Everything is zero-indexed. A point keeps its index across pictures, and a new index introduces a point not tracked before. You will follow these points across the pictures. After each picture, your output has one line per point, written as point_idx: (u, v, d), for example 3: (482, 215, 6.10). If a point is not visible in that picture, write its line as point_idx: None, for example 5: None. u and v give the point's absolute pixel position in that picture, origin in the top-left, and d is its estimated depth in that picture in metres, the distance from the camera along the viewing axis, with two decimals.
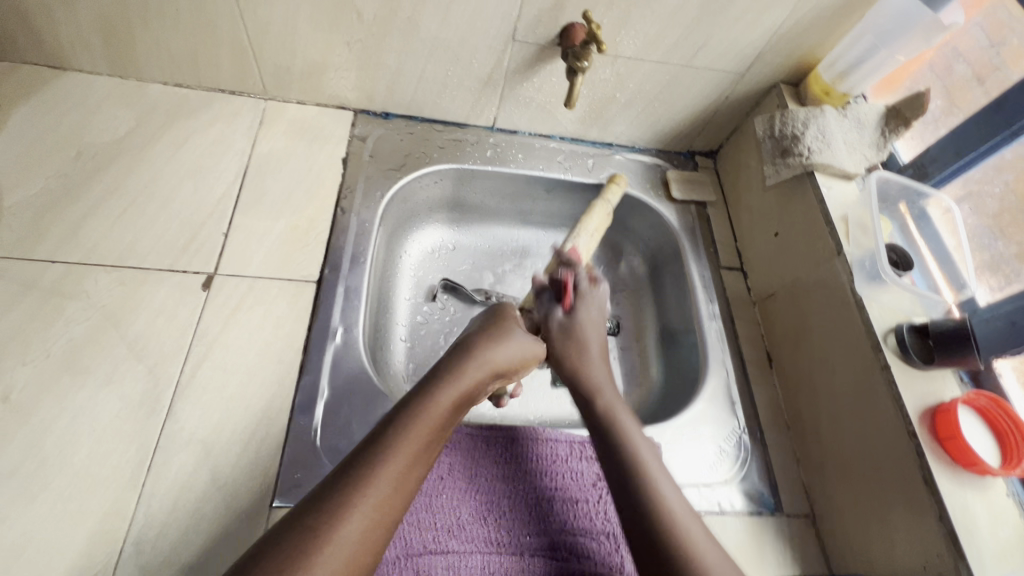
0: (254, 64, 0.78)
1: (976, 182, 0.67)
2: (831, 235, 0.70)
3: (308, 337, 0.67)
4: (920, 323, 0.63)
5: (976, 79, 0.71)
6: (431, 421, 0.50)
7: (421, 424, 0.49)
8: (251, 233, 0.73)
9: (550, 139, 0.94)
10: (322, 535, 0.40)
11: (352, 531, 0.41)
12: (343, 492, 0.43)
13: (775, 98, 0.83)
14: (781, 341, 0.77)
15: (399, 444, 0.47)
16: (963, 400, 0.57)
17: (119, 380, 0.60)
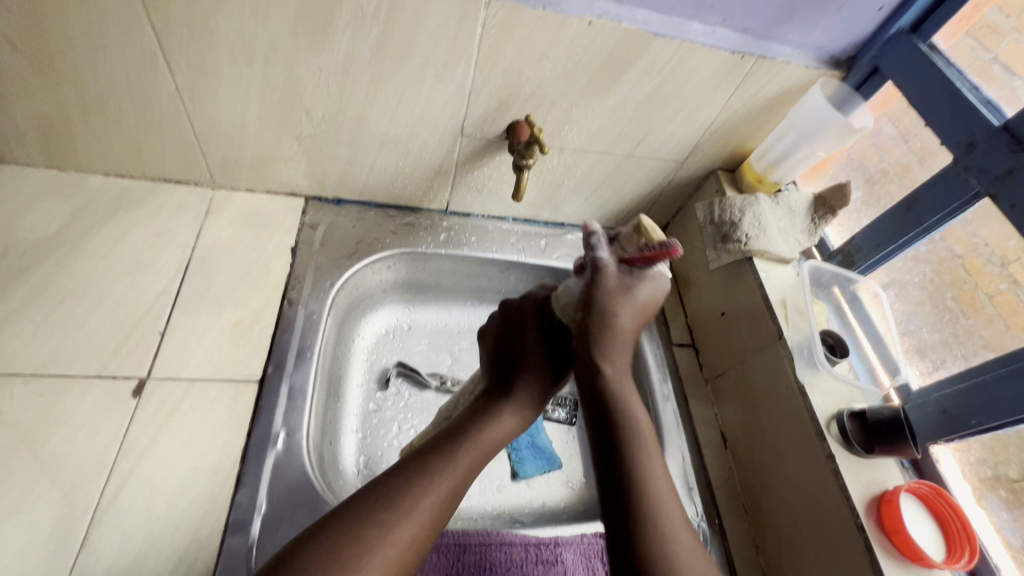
0: (201, 157, 0.78)
1: (899, 270, 0.71)
2: (772, 318, 0.73)
3: (247, 446, 0.63)
4: (858, 409, 0.65)
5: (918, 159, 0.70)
6: (471, 456, 0.59)
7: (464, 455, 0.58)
8: (191, 331, 0.70)
9: (502, 220, 0.95)
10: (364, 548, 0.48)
11: (399, 536, 0.51)
12: (412, 480, 0.54)
13: (714, 184, 0.88)
14: (733, 422, 0.78)
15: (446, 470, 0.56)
16: (906, 488, 0.59)
17: (31, 508, 0.55)
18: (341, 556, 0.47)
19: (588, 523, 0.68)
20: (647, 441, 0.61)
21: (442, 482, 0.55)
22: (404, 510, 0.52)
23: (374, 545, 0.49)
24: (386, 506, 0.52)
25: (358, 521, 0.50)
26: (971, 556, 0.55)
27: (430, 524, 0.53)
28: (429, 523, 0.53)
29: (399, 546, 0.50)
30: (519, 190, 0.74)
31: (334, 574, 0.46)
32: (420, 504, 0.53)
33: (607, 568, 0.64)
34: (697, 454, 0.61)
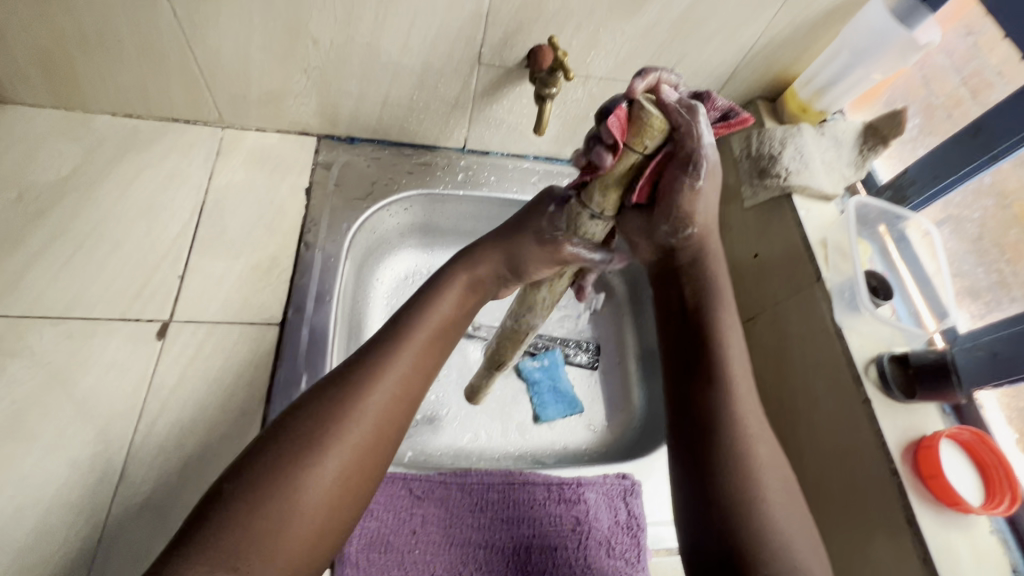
0: (207, 93, 0.74)
1: (956, 206, 0.66)
2: (810, 259, 0.69)
3: (271, 387, 0.63)
4: (899, 352, 0.62)
5: (972, 96, 0.67)
6: (435, 325, 0.51)
7: (410, 347, 0.49)
8: (209, 274, 0.69)
9: (523, 159, 0.90)
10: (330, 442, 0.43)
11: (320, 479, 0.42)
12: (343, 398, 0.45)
13: (753, 115, 0.81)
14: (763, 367, 0.75)
15: (403, 349, 0.48)
16: (947, 433, 0.56)
17: (68, 443, 0.56)
18: (291, 454, 0.42)
19: (610, 465, 0.68)
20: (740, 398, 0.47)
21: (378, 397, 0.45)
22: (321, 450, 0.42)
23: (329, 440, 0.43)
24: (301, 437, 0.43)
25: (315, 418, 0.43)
26: (1012, 502, 0.54)
27: (377, 441, 0.45)
28: (394, 406, 0.46)
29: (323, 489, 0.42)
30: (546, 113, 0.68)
31: (298, 466, 0.41)
32: (378, 387, 0.46)
33: (630, 509, 0.63)
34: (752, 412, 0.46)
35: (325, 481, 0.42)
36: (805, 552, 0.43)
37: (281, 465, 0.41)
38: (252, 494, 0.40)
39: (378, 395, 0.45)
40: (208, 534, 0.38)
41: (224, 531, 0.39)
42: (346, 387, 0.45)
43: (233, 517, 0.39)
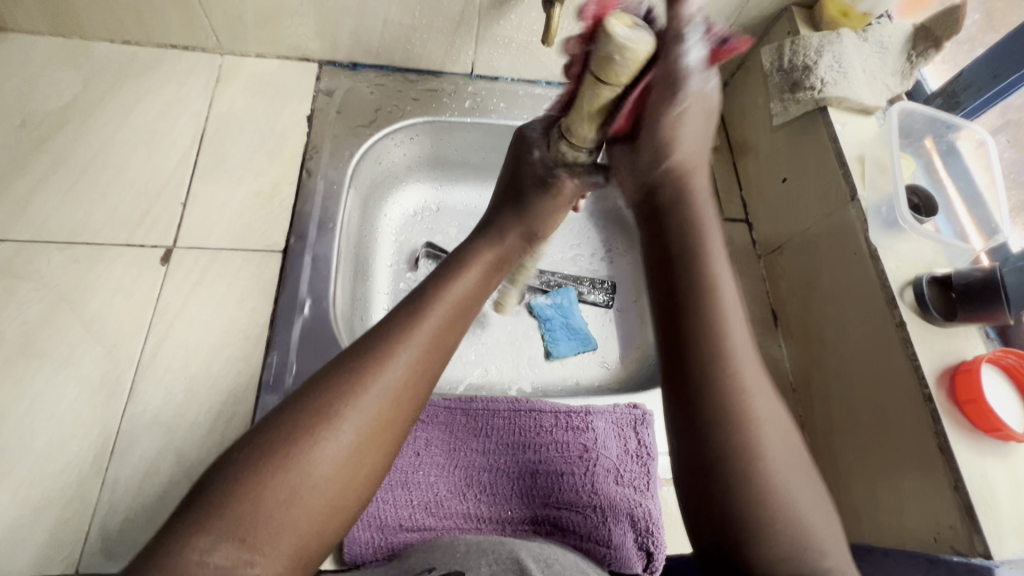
0: (202, 15, 0.71)
1: (1018, 109, 0.59)
2: (845, 177, 0.63)
3: (275, 311, 0.63)
4: (942, 273, 0.56)
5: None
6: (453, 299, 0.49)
7: (431, 320, 0.47)
8: (211, 202, 0.68)
9: (534, 84, 0.85)
10: (338, 415, 0.40)
11: (329, 448, 0.39)
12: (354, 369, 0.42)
13: (786, 24, 0.73)
14: (789, 298, 0.71)
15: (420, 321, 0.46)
16: (988, 357, 0.51)
17: (79, 362, 0.57)
18: (304, 424, 0.39)
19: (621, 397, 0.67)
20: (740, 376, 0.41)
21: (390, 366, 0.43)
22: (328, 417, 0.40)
23: (343, 410, 0.40)
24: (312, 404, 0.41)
25: (331, 387, 0.41)
26: None
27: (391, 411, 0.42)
28: (414, 381, 0.44)
29: (334, 458, 0.39)
30: (589, 120, 0.49)
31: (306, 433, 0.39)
32: (390, 365, 0.43)
33: (640, 438, 0.62)
34: (748, 368, 0.41)
35: (337, 448, 0.39)
36: (805, 502, 0.39)
37: (294, 433, 0.39)
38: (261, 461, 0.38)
39: (397, 370, 0.43)
40: (217, 498, 0.36)
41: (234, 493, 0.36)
42: (366, 357, 0.43)
43: (245, 479, 0.37)
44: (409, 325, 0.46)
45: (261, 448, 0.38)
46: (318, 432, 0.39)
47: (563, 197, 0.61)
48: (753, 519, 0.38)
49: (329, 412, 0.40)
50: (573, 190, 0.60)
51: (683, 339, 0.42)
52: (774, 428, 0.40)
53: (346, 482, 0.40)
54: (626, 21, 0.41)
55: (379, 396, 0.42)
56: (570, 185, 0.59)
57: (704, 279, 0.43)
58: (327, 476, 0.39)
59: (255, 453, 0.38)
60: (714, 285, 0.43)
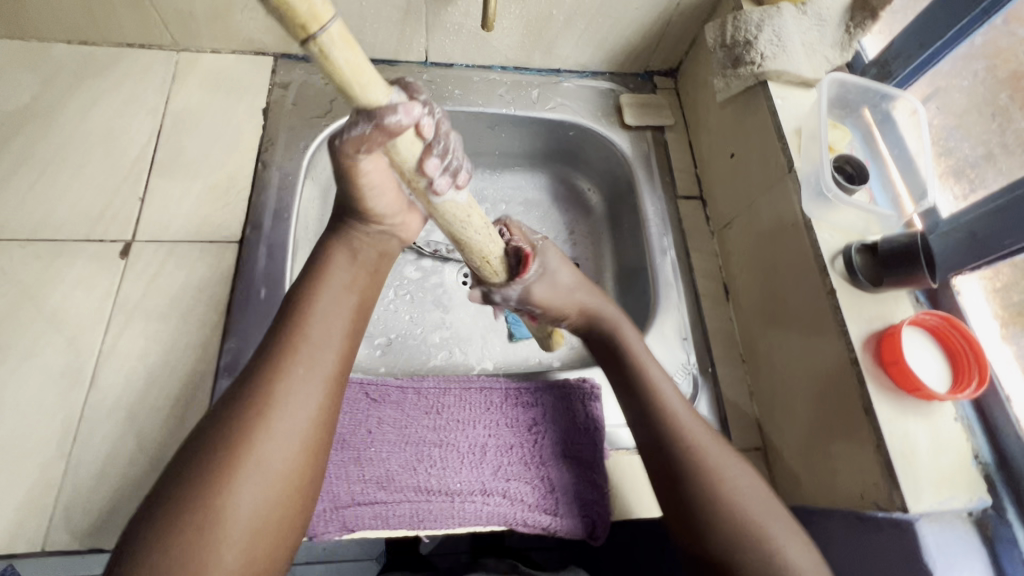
0: (154, 12, 0.73)
1: (945, 76, 0.59)
2: (783, 150, 0.64)
3: (231, 301, 0.65)
4: (872, 241, 0.58)
5: None
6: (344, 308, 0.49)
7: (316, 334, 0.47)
8: (169, 196, 0.70)
9: (489, 70, 0.86)
10: (246, 465, 0.41)
11: (244, 500, 0.40)
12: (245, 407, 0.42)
13: (730, 0, 0.74)
14: (738, 272, 0.73)
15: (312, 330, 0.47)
16: (911, 320, 0.53)
17: (41, 354, 0.59)
18: (211, 477, 0.40)
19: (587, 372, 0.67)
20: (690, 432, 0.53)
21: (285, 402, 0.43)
22: (230, 466, 0.40)
23: (242, 460, 0.41)
24: (210, 458, 0.40)
25: (226, 439, 0.41)
26: (979, 385, 0.50)
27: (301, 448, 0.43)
28: (315, 414, 0.44)
29: (252, 507, 0.40)
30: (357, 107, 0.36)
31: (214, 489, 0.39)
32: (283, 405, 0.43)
33: (588, 412, 0.63)
34: (677, 408, 0.55)
35: (251, 500, 0.40)
36: (786, 540, 0.48)
37: (205, 484, 0.39)
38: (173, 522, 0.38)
39: (296, 407, 0.44)
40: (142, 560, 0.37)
41: (166, 553, 0.37)
42: (256, 400, 0.43)
43: (172, 542, 0.38)
44: (294, 356, 0.45)
45: (174, 507, 0.39)
46: (229, 482, 0.40)
47: (365, 177, 0.43)
48: (733, 548, 0.47)
49: (233, 463, 0.40)
50: (354, 152, 0.39)
51: (644, 428, 0.55)
52: (712, 445, 0.52)
53: (271, 523, 0.41)
54: (300, 34, 0.30)
55: (284, 440, 0.42)
56: (365, 163, 0.41)
57: (622, 343, 0.60)
58: (252, 522, 0.40)
59: (171, 513, 0.38)
60: (631, 347, 0.60)
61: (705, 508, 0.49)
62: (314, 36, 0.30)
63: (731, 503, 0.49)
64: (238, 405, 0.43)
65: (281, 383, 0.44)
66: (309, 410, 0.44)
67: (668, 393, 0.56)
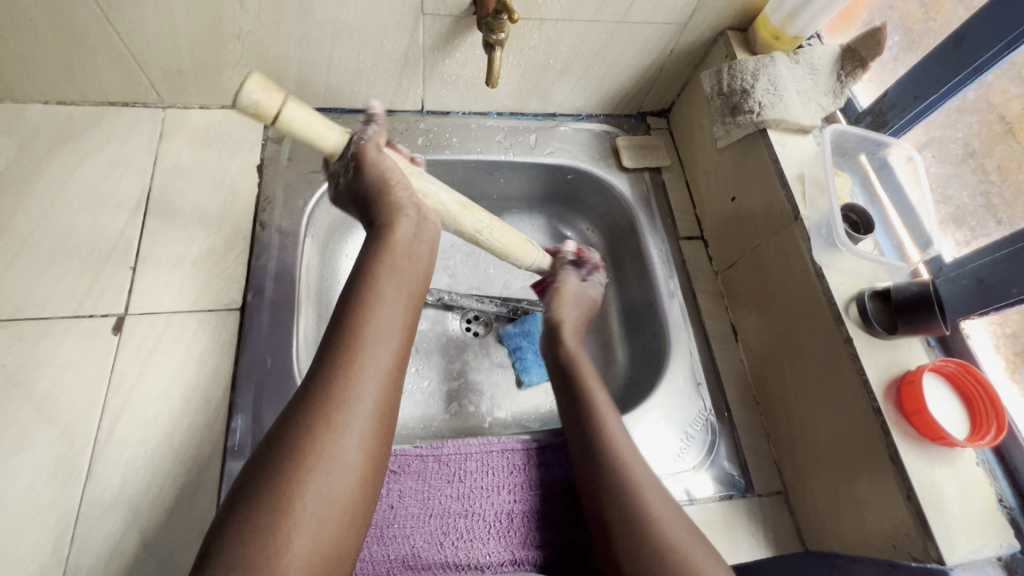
0: (140, 71, 0.70)
1: (939, 127, 0.65)
2: (788, 198, 0.65)
3: (236, 374, 0.62)
4: (882, 287, 0.59)
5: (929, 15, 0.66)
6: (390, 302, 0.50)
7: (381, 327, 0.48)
8: (162, 264, 0.66)
9: (486, 116, 0.86)
10: (318, 463, 0.41)
11: (329, 489, 0.41)
12: (321, 395, 0.44)
13: (723, 48, 0.76)
14: (745, 313, 0.73)
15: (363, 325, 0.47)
16: (929, 366, 0.54)
17: (31, 447, 0.55)
18: (289, 469, 0.40)
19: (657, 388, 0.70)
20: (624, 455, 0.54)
21: (359, 384, 0.45)
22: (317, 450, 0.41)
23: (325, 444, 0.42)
24: (291, 440, 0.42)
25: (300, 439, 0.42)
26: (997, 433, 0.51)
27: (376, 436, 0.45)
28: (385, 402, 0.46)
29: (335, 500, 0.41)
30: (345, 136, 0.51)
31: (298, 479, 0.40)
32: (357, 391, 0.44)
33: None
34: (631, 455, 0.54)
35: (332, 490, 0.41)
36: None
37: (285, 476, 0.40)
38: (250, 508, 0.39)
39: (363, 406, 0.44)
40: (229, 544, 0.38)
41: (254, 539, 0.38)
42: (324, 405, 0.43)
43: (259, 527, 0.38)
44: (355, 361, 0.46)
45: (251, 501, 0.39)
46: (305, 474, 0.40)
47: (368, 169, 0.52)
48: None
49: (311, 456, 0.41)
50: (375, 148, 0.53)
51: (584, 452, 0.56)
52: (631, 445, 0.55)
53: (346, 516, 0.42)
54: (271, 109, 0.43)
55: (355, 436, 0.43)
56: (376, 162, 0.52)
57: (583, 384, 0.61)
58: (320, 518, 0.40)
59: (248, 512, 0.39)
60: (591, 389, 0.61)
61: (635, 538, 0.48)
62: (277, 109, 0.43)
63: (665, 533, 0.48)
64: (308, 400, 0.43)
65: (352, 381, 0.44)
66: (371, 411, 0.44)
67: (617, 429, 0.57)
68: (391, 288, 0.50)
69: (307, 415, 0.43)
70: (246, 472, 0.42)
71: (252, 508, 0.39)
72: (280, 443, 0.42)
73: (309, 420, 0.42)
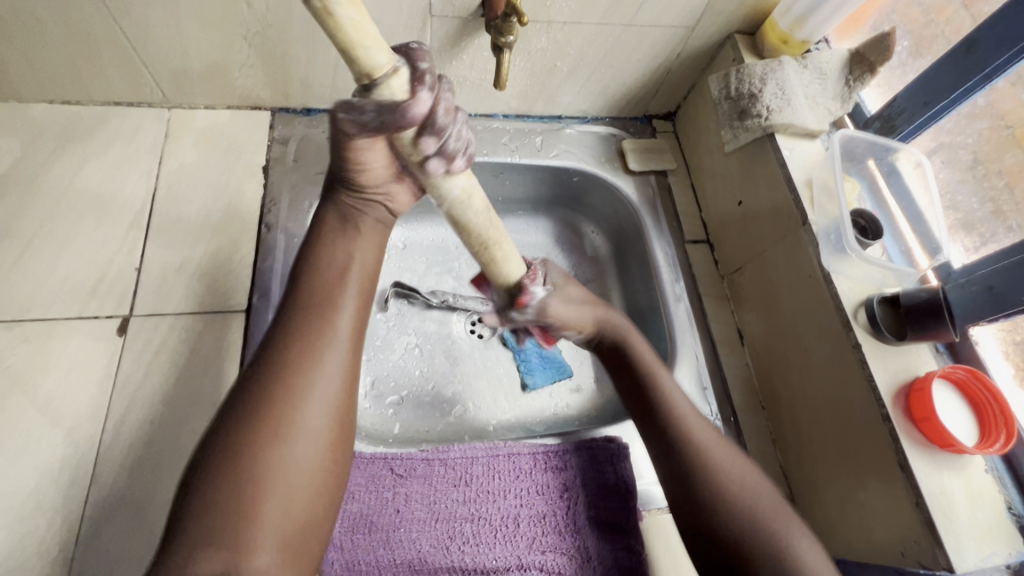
0: (146, 71, 0.70)
1: (948, 133, 0.65)
2: (796, 203, 0.65)
3: (240, 377, 0.61)
4: (891, 293, 0.59)
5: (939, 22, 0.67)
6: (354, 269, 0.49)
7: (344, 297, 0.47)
8: (167, 265, 0.66)
9: (492, 118, 0.85)
10: (283, 430, 0.42)
11: (295, 458, 0.42)
12: (281, 366, 0.43)
13: (731, 51, 0.75)
14: (751, 318, 0.73)
15: (324, 287, 0.47)
16: (939, 374, 0.54)
17: (36, 450, 0.55)
18: (255, 439, 0.41)
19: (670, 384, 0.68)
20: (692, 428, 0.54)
21: (318, 353, 0.45)
22: (278, 421, 0.42)
23: (291, 411, 0.42)
24: (254, 408, 0.42)
25: (260, 406, 0.42)
26: (1007, 440, 0.51)
27: (341, 404, 0.45)
28: (350, 372, 0.46)
29: (301, 468, 0.42)
30: (395, 62, 0.35)
31: (263, 449, 0.41)
32: (319, 362, 0.44)
33: (619, 474, 0.61)
34: (711, 442, 0.53)
35: (299, 462, 0.42)
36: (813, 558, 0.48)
37: (248, 444, 0.40)
38: (214, 474, 0.39)
39: (327, 377, 0.44)
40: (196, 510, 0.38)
41: (216, 505, 0.38)
42: (284, 373, 0.43)
43: (221, 491, 0.39)
44: (319, 330, 0.45)
45: (214, 469, 0.39)
46: (273, 447, 0.41)
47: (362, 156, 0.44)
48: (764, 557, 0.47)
49: (274, 422, 0.42)
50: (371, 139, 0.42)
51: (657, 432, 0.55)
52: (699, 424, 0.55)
53: (314, 484, 0.42)
54: None
55: (320, 407, 0.43)
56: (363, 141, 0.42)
57: (635, 358, 0.59)
58: (290, 486, 0.41)
59: (214, 485, 0.39)
60: (642, 359, 0.59)
61: (742, 519, 0.49)
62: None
63: (776, 526, 0.49)
64: (269, 371, 0.43)
65: (314, 351, 0.44)
66: (337, 378, 0.45)
67: (699, 424, 0.55)
68: (360, 255, 0.50)
69: (266, 381, 0.43)
70: (205, 441, 0.42)
71: (216, 478, 0.39)
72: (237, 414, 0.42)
73: (269, 386, 0.43)
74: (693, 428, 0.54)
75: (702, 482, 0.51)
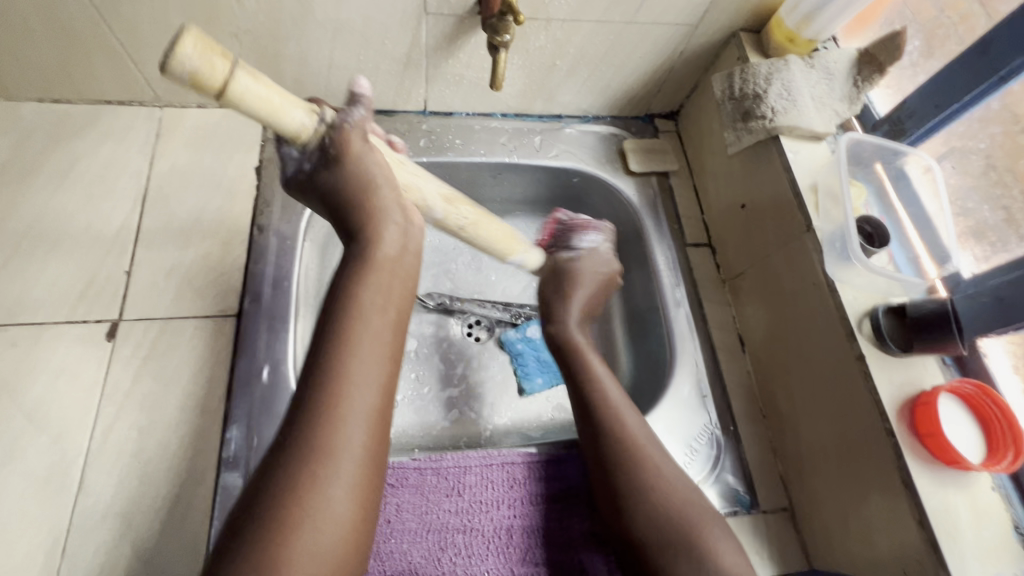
0: (136, 70, 0.68)
1: (960, 137, 0.63)
2: (800, 208, 0.63)
3: (229, 385, 0.60)
4: (897, 303, 0.57)
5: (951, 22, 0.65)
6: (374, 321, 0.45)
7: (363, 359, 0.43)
8: (157, 268, 0.65)
9: (490, 117, 0.84)
10: (303, 520, 0.37)
11: (320, 547, 0.38)
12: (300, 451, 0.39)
13: (735, 49, 0.73)
14: (752, 324, 0.72)
15: (340, 350, 0.42)
16: (946, 387, 0.53)
17: (23, 458, 0.54)
18: (270, 543, 0.36)
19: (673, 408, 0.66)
20: (624, 421, 0.56)
21: (340, 434, 0.40)
22: (296, 510, 0.37)
23: (308, 500, 0.38)
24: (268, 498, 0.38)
25: (278, 497, 0.38)
26: (1015, 457, 0.50)
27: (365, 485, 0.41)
28: (372, 448, 0.42)
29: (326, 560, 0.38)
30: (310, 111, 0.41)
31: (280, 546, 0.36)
32: (342, 442, 0.40)
33: None
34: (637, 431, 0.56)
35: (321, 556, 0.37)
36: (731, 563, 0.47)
37: (267, 539, 0.36)
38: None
39: (351, 450, 0.40)
40: None
41: None
42: (300, 458, 0.39)
43: None
44: (339, 404, 0.41)
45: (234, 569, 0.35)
46: (287, 537, 0.37)
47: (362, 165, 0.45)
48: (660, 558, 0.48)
49: (296, 515, 0.37)
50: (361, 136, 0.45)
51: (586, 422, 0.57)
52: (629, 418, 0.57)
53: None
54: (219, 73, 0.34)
55: (344, 490, 0.39)
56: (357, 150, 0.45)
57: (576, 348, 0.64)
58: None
59: None
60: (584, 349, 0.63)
61: (654, 517, 0.50)
62: (232, 69, 0.35)
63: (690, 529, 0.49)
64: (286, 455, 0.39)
65: (337, 428, 0.40)
66: (358, 454, 0.40)
67: (631, 418, 0.57)
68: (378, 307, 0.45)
69: (287, 466, 0.39)
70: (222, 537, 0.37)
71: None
72: (253, 513, 0.38)
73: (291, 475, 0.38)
74: (623, 417, 0.56)
75: (624, 481, 0.52)
